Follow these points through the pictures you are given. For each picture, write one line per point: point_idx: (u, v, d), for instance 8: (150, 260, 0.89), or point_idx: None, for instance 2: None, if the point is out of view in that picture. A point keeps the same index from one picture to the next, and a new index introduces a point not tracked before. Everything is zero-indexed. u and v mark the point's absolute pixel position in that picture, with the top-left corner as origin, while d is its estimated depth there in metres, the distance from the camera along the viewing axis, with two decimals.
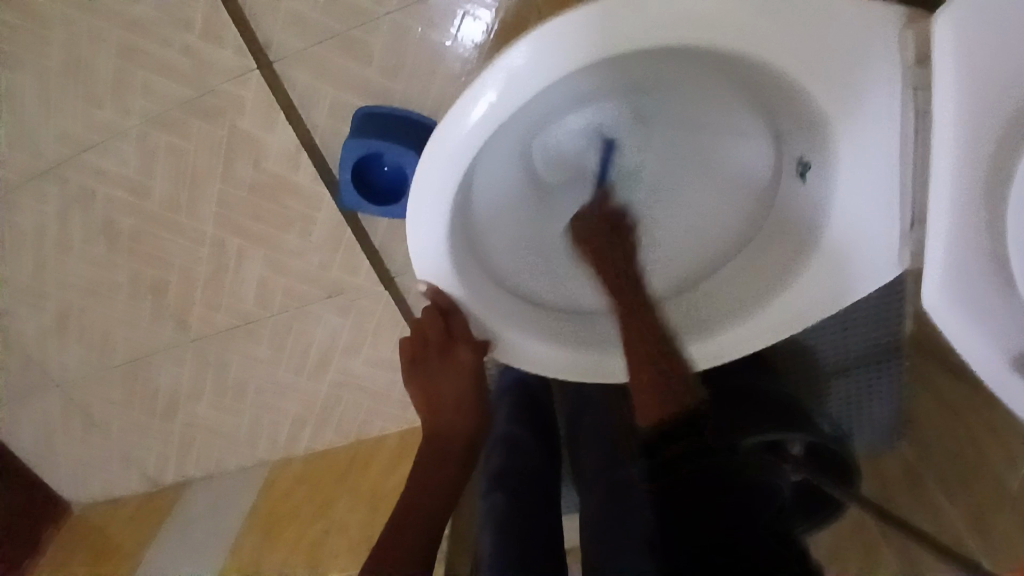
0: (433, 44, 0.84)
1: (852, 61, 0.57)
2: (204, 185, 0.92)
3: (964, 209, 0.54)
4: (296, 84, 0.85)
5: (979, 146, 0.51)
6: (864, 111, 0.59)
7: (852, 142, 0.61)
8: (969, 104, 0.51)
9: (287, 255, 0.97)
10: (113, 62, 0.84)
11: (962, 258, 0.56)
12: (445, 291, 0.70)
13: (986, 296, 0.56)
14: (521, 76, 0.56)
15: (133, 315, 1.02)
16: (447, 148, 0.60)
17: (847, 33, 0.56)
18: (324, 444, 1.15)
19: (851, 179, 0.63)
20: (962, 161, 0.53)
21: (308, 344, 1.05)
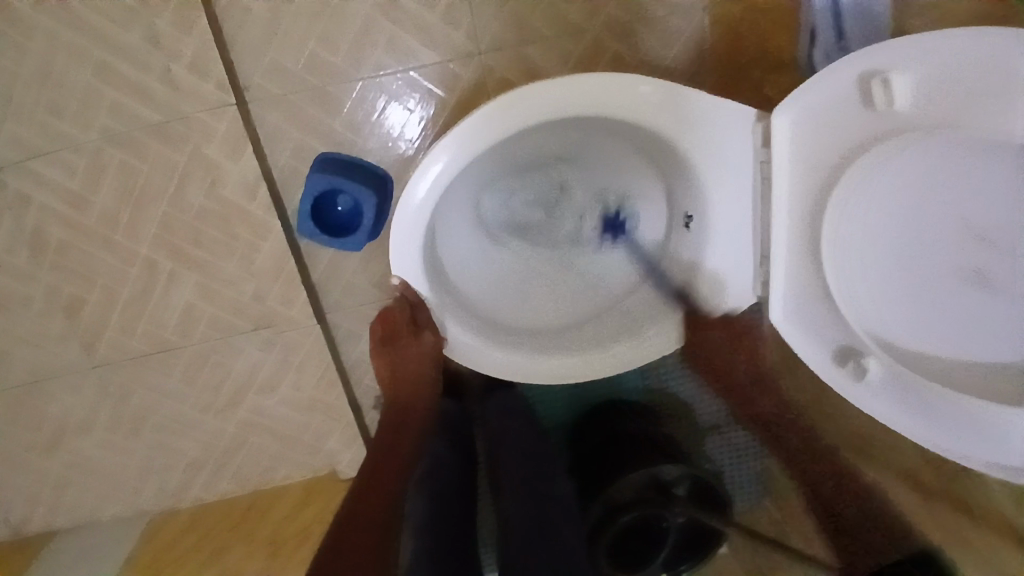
0: (367, 102, 0.95)
1: (706, 119, 0.69)
2: (149, 205, 0.95)
3: (798, 247, 0.70)
4: (265, 124, 0.95)
5: (809, 198, 0.67)
6: (721, 154, 0.71)
7: (721, 185, 0.72)
8: (798, 160, 0.67)
9: (219, 283, 0.99)
10: (87, 80, 0.89)
11: (796, 286, 0.71)
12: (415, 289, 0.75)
13: (821, 317, 0.71)
14: (476, 136, 0.71)
15: (38, 332, 0.98)
16: (416, 194, 0.72)
17: (698, 112, 0.69)
18: (217, 494, 1.10)
19: (722, 207, 0.73)
20: (795, 214, 0.69)
21: (222, 378, 1.04)
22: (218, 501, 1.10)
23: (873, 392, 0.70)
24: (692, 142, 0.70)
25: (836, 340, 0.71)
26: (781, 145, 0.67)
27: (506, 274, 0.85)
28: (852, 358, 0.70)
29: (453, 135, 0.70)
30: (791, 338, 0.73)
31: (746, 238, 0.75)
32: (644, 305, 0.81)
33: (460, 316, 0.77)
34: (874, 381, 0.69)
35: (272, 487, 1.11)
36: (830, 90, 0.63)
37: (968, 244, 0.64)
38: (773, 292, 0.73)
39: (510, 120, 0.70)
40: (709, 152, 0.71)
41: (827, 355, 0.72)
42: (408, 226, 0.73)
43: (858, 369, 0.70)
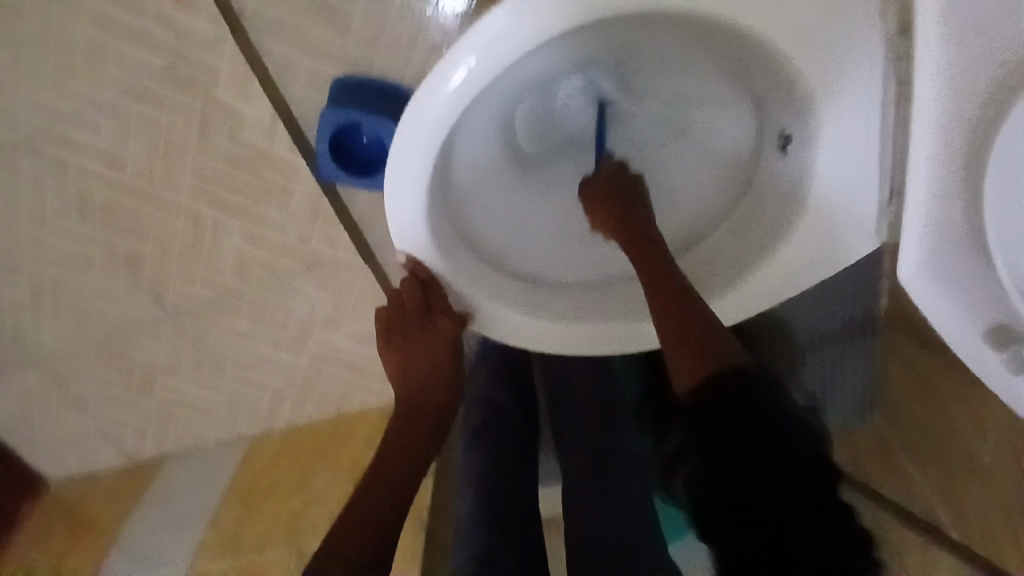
0: (381, 5, 0.83)
1: (821, 19, 0.57)
2: (180, 157, 0.91)
3: (943, 191, 0.57)
4: (273, 53, 0.85)
5: (958, 126, 0.54)
6: (838, 69, 0.59)
7: (833, 103, 0.61)
8: (951, 77, 0.53)
9: (266, 228, 0.96)
10: (84, 29, 0.81)
11: (940, 238, 0.59)
12: (423, 263, 0.69)
13: (963, 275, 0.59)
14: (499, 43, 0.56)
15: (109, 289, 1.01)
16: (422, 118, 0.59)
17: (809, 5, 0.57)
18: (306, 417, 1.15)
19: (833, 133, 0.62)
20: (941, 148, 0.55)
21: (287, 318, 1.05)
22: (306, 424, 1.15)
23: None
24: (805, 50, 0.59)
25: (988, 313, 0.59)
26: (927, 62, 0.53)
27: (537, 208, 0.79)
28: (1013, 343, 0.58)
29: (457, 53, 0.56)
30: (919, 299, 0.61)
31: (864, 172, 0.63)
32: (734, 243, 0.73)
33: (478, 282, 0.72)
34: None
35: (353, 412, 1.14)
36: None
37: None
38: (903, 247, 0.60)
39: (542, 23, 0.55)
40: (819, 62, 0.59)
41: (975, 331, 0.60)
42: (415, 167, 0.62)
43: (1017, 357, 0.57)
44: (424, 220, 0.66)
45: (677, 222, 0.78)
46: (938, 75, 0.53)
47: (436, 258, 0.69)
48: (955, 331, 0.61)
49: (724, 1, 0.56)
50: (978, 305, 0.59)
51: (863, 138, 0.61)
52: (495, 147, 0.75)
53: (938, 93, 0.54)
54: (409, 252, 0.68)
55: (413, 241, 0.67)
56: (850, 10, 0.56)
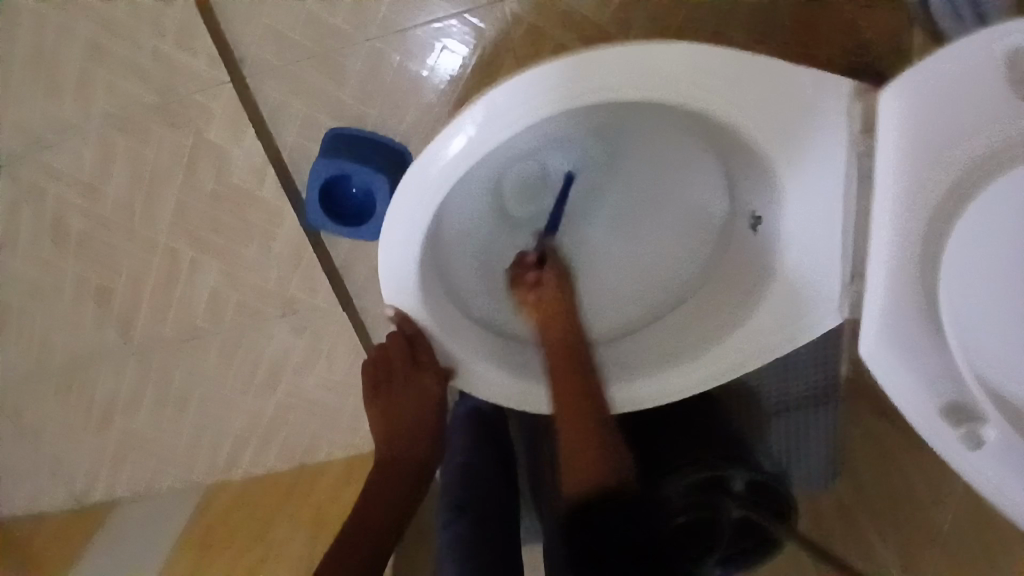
0: (378, 62, 0.85)
1: (791, 111, 0.58)
2: (160, 194, 0.91)
3: (906, 264, 0.57)
4: (268, 98, 0.85)
5: (919, 198, 0.54)
6: (804, 153, 0.59)
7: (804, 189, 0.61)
8: (914, 157, 0.53)
9: (242, 268, 0.95)
10: (79, 63, 0.84)
11: (895, 309, 0.58)
12: (413, 317, 0.67)
13: (924, 352, 0.58)
14: (501, 110, 0.57)
15: (75, 320, 0.99)
16: (422, 179, 0.60)
17: (780, 94, 0.57)
18: (266, 466, 1.10)
19: (802, 217, 0.62)
20: (902, 218, 0.55)
21: (257, 361, 1.02)
22: (267, 475, 1.11)
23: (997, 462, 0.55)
24: (780, 141, 0.59)
25: (946, 387, 0.57)
26: (890, 135, 0.54)
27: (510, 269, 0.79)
28: (966, 420, 0.56)
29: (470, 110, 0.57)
30: (883, 375, 0.59)
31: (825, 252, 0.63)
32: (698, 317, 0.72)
33: (456, 337, 0.70)
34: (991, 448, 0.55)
35: (317, 462, 1.11)
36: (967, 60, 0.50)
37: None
38: (864, 321, 0.59)
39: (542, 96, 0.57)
40: (789, 149, 0.60)
41: (931, 411, 0.58)
42: (410, 225, 0.62)
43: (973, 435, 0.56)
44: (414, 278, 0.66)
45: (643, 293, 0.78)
46: (902, 155, 0.54)
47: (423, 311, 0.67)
48: (912, 409, 0.59)
49: (708, 82, 0.57)
50: (938, 383, 0.58)
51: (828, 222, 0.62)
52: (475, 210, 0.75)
53: (903, 172, 0.54)
54: (401, 305, 0.67)
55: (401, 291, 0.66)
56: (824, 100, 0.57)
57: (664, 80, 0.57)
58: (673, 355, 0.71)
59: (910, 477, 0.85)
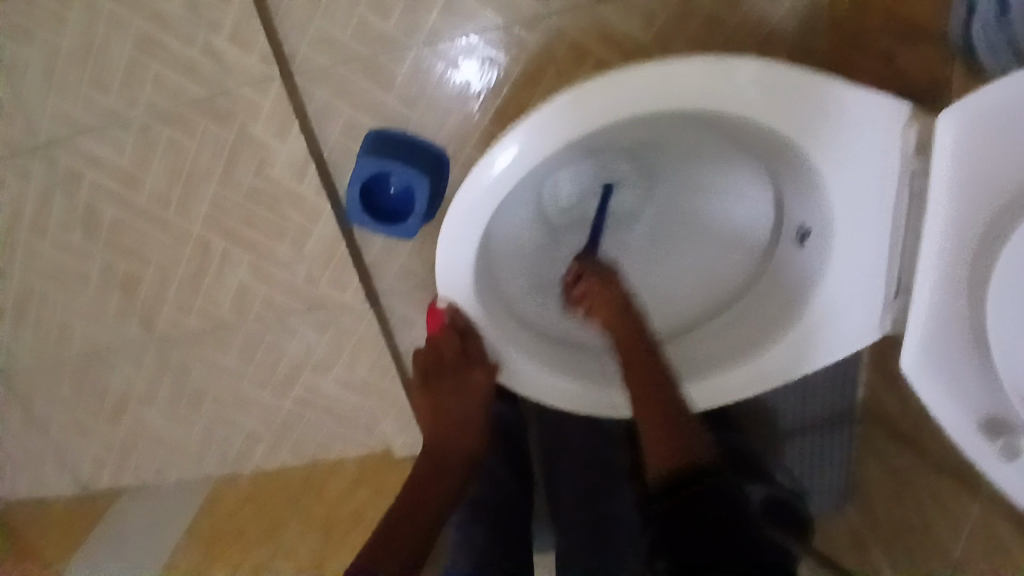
0: (422, 66, 0.87)
1: (843, 132, 0.61)
2: (199, 186, 0.91)
3: (950, 283, 0.60)
4: (313, 99, 0.87)
5: (968, 228, 0.58)
6: (857, 170, 0.62)
7: (852, 205, 0.64)
8: (964, 177, 0.57)
9: (272, 263, 0.95)
10: (128, 52, 0.84)
11: (936, 330, 0.61)
12: (466, 312, 0.71)
13: (967, 368, 0.61)
14: (568, 119, 0.60)
15: (97, 310, 0.98)
16: (482, 184, 0.63)
17: (836, 115, 0.60)
18: (277, 463, 1.10)
19: (850, 233, 0.65)
20: (950, 241, 0.59)
21: (278, 358, 1.02)
22: (278, 470, 1.11)
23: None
24: (832, 159, 0.62)
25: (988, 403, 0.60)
26: (944, 161, 0.57)
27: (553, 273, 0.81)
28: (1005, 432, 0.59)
29: (529, 122, 0.60)
30: (919, 386, 0.63)
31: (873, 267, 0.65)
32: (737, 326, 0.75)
33: (505, 335, 0.73)
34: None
35: (328, 461, 1.10)
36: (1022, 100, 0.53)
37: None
38: (908, 333, 0.63)
39: (604, 108, 0.60)
40: (840, 166, 0.62)
41: (969, 424, 0.61)
42: (470, 226, 0.65)
43: (1007, 450, 0.58)
44: (471, 276, 0.69)
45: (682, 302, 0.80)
46: (953, 175, 0.57)
47: (476, 308, 0.71)
48: (954, 423, 0.62)
49: (767, 104, 0.60)
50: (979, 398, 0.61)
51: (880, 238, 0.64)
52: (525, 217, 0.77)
53: (953, 193, 0.57)
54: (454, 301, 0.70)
55: (456, 287, 0.69)
56: (884, 122, 0.60)
57: (724, 102, 0.60)
58: (713, 363, 0.74)
59: (925, 505, 0.87)
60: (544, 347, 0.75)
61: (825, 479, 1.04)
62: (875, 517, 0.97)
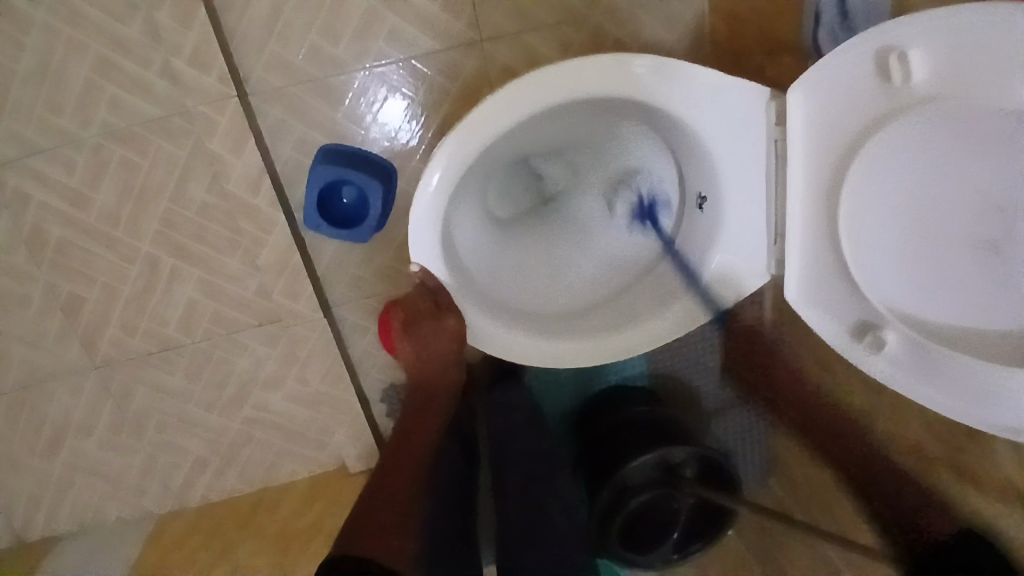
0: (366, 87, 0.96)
1: (720, 108, 0.75)
2: (151, 203, 0.93)
3: (815, 222, 0.73)
4: (267, 117, 0.94)
5: (822, 175, 0.72)
6: (733, 140, 0.76)
7: (734, 168, 0.77)
8: (812, 135, 0.71)
9: (224, 278, 0.98)
10: (84, 74, 0.87)
11: (810, 262, 0.75)
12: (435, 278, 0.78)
13: (836, 291, 0.74)
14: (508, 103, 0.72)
15: (35, 335, 0.96)
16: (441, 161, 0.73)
17: (713, 93, 0.75)
18: (225, 491, 1.09)
19: (736, 189, 0.78)
20: (809, 188, 0.73)
21: (227, 374, 1.03)
22: (225, 498, 1.09)
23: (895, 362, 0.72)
24: (716, 131, 0.76)
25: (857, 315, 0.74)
26: (797, 125, 0.71)
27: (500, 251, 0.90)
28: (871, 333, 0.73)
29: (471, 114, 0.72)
30: (803, 308, 0.77)
31: (760, 222, 0.79)
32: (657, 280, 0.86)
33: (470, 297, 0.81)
34: (891, 354, 0.72)
35: (278, 483, 1.10)
36: (848, 72, 0.67)
37: (981, 213, 0.64)
38: (790, 267, 0.77)
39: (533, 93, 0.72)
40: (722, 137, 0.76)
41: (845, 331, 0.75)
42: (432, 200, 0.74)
43: (876, 343, 0.72)
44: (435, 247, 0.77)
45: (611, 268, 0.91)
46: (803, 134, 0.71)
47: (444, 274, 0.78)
48: (832, 332, 0.76)
49: (659, 85, 0.73)
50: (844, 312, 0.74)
51: (756, 195, 0.78)
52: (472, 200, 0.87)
53: (806, 148, 0.72)
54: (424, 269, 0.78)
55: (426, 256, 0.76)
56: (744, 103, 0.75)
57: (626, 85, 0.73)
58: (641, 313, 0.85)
59: None
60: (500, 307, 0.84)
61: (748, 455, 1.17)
62: None
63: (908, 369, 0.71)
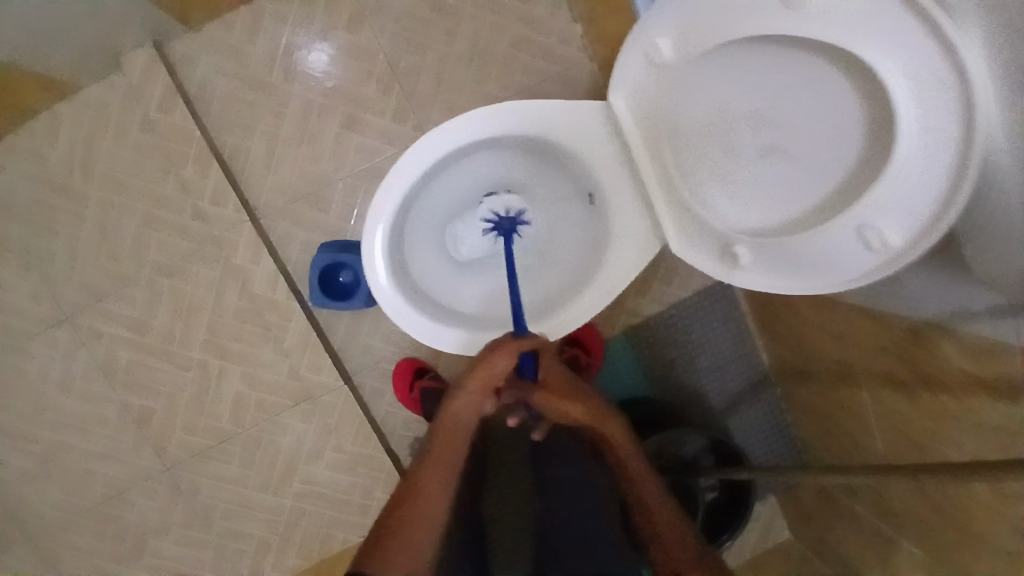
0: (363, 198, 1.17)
1: (581, 119, 0.83)
2: (196, 317, 1.14)
3: (660, 180, 0.78)
4: (276, 232, 1.17)
5: (649, 145, 0.78)
6: (598, 142, 0.83)
7: (608, 165, 0.83)
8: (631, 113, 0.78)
9: (261, 369, 1.16)
10: (136, 229, 1.13)
11: (677, 216, 0.78)
12: (388, 308, 0.85)
13: (695, 232, 0.76)
14: (419, 153, 0.84)
15: (114, 448, 1.15)
16: (376, 210, 0.84)
17: (576, 110, 0.83)
18: (289, 570, 1.19)
19: (613, 184, 0.83)
20: (648, 153, 0.78)
21: (275, 455, 1.17)
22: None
23: (759, 272, 0.71)
24: (582, 138, 0.83)
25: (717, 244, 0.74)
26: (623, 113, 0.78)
27: (460, 283, 0.95)
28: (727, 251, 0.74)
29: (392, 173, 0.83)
30: (687, 255, 0.78)
31: (635, 201, 0.83)
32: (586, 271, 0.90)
33: (426, 316, 0.87)
34: (748, 265, 0.72)
35: (334, 553, 1.19)
36: (639, 76, 0.74)
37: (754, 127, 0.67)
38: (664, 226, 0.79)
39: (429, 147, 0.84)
40: (589, 141, 0.83)
41: (718, 263, 0.75)
42: (376, 240, 0.84)
43: (735, 260, 0.73)
44: (388, 282, 0.85)
45: (556, 274, 0.94)
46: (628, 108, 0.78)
47: (399, 301, 0.85)
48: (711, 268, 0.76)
49: (529, 111, 0.83)
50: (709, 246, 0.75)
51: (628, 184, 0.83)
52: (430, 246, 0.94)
53: (632, 123, 0.78)
54: (382, 300, 0.85)
55: (383, 286, 0.85)
56: (586, 111, 0.82)
57: (503, 121, 0.84)
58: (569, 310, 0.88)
59: (850, 424, 1.04)
60: (455, 320, 0.89)
61: (775, 441, 1.26)
62: (815, 445, 1.18)
63: (769, 275, 0.71)
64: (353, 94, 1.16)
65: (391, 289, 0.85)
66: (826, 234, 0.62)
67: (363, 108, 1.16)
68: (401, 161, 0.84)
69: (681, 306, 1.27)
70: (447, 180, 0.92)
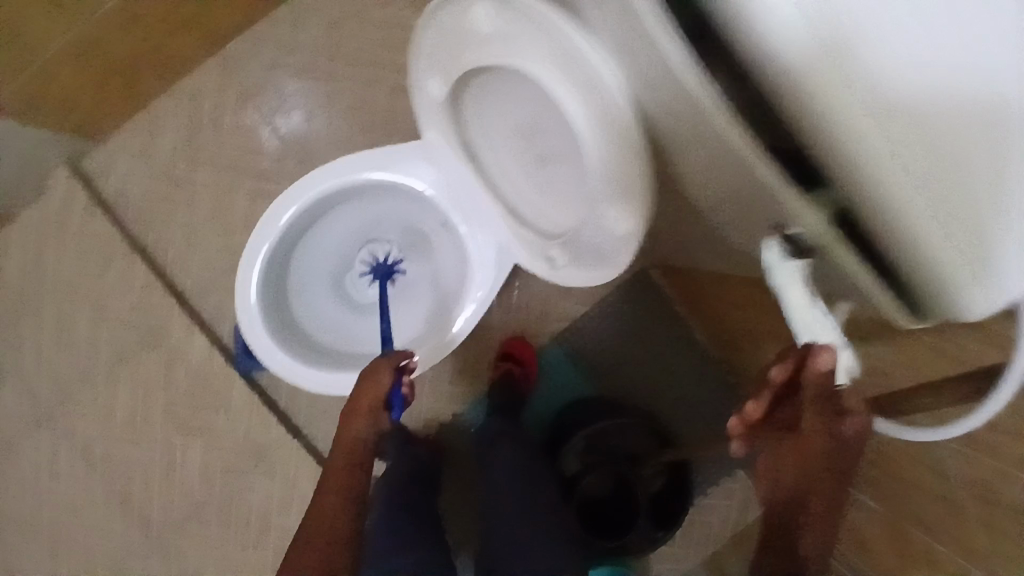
0: None
1: (410, 160, 0.92)
2: (154, 398, 1.25)
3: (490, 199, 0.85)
4: (210, 308, 1.28)
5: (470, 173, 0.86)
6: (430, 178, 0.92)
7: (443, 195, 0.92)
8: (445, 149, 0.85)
9: (219, 434, 1.25)
10: (88, 330, 1.25)
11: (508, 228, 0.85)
12: (275, 362, 0.95)
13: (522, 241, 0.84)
14: (275, 218, 0.95)
15: (104, 529, 1.24)
16: (246, 278, 0.94)
17: (403, 155, 0.92)
18: None
19: (452, 212, 0.92)
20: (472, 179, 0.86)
21: (248, 512, 1.24)
22: None
23: (571, 267, 0.79)
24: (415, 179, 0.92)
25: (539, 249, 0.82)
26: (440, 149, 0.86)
27: (352, 328, 1.05)
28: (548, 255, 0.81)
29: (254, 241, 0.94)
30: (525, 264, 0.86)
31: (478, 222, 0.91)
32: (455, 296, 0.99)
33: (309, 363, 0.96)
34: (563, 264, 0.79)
35: None
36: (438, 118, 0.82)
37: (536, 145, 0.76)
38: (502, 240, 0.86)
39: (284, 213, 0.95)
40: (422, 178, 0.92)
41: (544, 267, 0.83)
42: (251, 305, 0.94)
43: (553, 262, 0.81)
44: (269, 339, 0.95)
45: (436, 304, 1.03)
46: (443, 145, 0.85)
47: (282, 355, 0.95)
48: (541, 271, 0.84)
49: (364, 164, 0.93)
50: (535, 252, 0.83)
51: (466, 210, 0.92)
52: (319, 300, 1.05)
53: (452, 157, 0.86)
54: (266, 356, 0.95)
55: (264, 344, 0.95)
56: (411, 156, 0.92)
57: (343, 177, 0.94)
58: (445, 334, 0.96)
59: None
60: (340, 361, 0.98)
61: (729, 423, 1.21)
62: None
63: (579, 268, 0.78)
64: (252, 169, 1.26)
65: (271, 344, 0.95)
66: (594, 220, 0.69)
67: (263, 179, 1.25)
68: (260, 228, 0.95)
69: (612, 296, 1.25)
70: (319, 238, 1.03)
